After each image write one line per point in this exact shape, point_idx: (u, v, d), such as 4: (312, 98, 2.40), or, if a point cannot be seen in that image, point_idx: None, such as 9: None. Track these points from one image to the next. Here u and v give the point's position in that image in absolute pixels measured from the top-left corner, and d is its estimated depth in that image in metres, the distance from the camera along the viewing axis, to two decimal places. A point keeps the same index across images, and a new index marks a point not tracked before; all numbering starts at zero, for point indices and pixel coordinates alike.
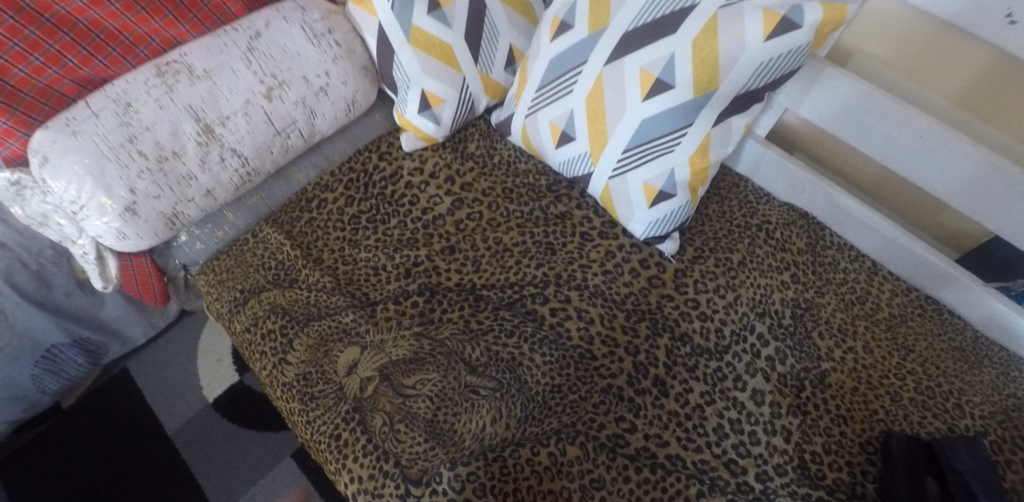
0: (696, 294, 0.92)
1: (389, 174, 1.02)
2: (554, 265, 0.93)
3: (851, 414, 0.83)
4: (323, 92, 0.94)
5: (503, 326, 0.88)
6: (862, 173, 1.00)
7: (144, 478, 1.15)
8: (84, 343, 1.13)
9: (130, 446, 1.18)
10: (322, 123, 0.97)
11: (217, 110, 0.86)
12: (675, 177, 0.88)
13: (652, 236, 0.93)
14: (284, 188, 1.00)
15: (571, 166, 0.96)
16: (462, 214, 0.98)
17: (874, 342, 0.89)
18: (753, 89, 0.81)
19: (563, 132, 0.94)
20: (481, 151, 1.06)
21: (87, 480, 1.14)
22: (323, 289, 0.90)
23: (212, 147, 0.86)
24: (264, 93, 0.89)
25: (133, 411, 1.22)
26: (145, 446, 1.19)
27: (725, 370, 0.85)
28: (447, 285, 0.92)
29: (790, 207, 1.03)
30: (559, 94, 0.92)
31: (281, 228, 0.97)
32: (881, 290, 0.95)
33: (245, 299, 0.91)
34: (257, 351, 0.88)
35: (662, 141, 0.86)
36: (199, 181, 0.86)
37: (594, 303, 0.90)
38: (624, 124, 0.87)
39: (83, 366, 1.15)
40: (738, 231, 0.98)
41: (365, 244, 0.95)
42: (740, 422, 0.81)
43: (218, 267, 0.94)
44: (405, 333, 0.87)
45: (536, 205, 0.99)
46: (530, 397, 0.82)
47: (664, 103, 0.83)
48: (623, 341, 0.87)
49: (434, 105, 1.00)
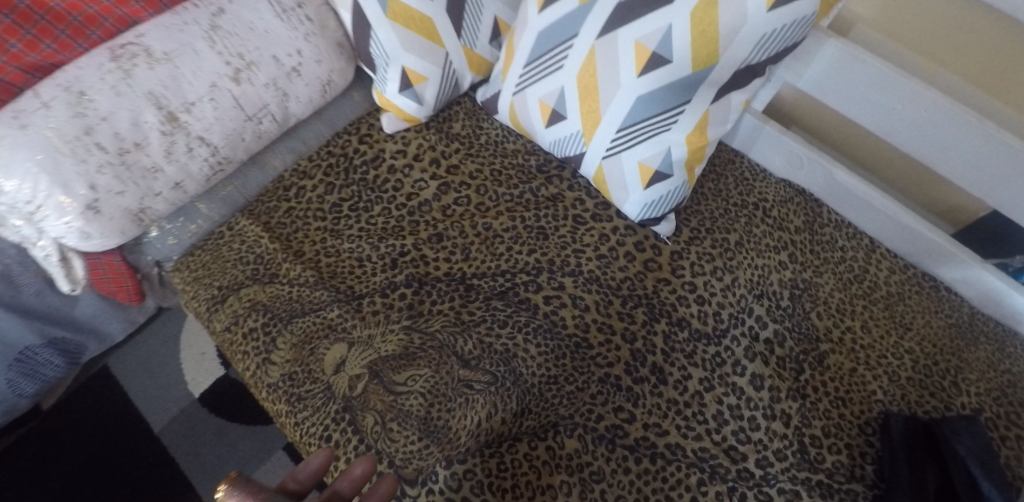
0: (693, 276, 0.89)
1: (371, 158, 0.97)
2: (547, 251, 0.90)
3: (850, 396, 0.82)
4: (295, 72, 0.87)
5: (496, 317, 0.84)
6: (861, 148, 0.98)
7: (132, 476, 1.15)
8: (60, 343, 1.09)
9: (119, 444, 1.17)
10: (297, 106, 0.90)
11: (180, 95, 0.79)
12: (671, 157, 0.84)
13: (647, 218, 0.90)
14: (260, 177, 0.95)
15: (562, 146, 0.92)
16: (449, 199, 0.94)
17: (873, 321, 0.88)
18: (754, 64, 0.77)
19: (553, 110, 0.89)
20: (466, 130, 1.00)
21: (74, 480, 1.14)
22: (306, 284, 0.86)
23: (177, 136, 0.80)
24: (232, 75, 0.82)
25: (119, 409, 1.21)
26: (136, 443, 1.18)
27: (724, 355, 0.83)
28: (436, 275, 0.88)
29: (786, 183, 1.00)
30: (548, 70, 0.87)
31: (258, 219, 0.92)
32: (880, 268, 0.93)
33: (223, 297, 0.86)
34: (239, 351, 0.84)
35: (658, 119, 0.82)
36: (165, 173, 0.81)
37: (589, 289, 0.87)
38: (618, 102, 0.82)
39: (60, 366, 1.13)
40: (734, 210, 0.96)
41: (348, 234, 0.90)
42: (739, 408, 0.80)
43: (193, 263, 0.90)
44: (394, 328, 0.83)
45: (526, 187, 0.95)
46: (526, 389, 0.80)
47: (660, 80, 0.78)
48: (620, 328, 0.84)
49: (416, 84, 0.94)
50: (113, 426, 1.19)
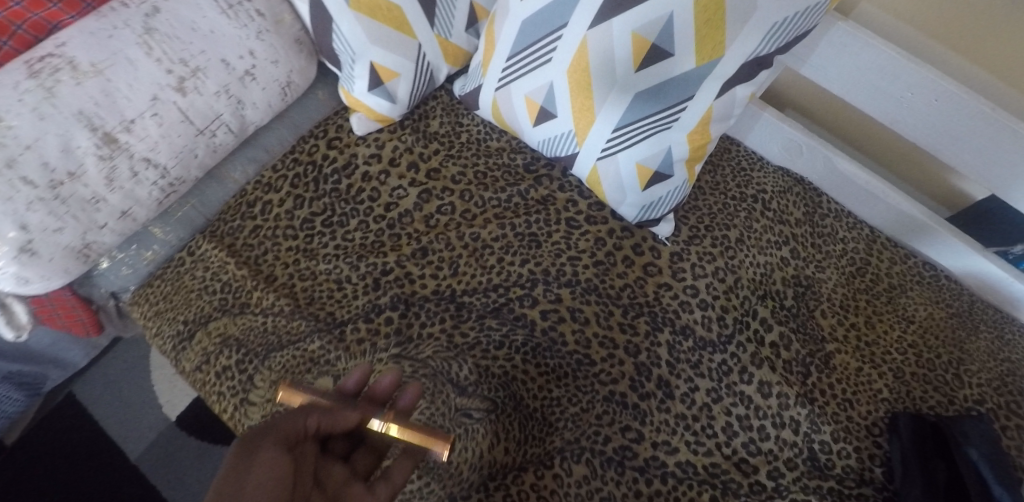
0: (694, 279, 0.84)
1: (342, 165, 0.88)
2: (541, 261, 0.84)
3: (856, 397, 0.80)
4: (249, 76, 0.77)
5: (491, 338, 0.79)
6: (859, 133, 0.94)
7: None
8: (17, 378, 1.02)
9: (97, 472, 1.14)
10: (254, 113, 0.80)
11: (117, 113, 0.69)
12: (672, 156, 0.78)
13: (645, 220, 0.84)
14: (219, 191, 0.86)
15: (552, 146, 0.84)
16: (432, 207, 0.86)
17: (876, 316, 0.87)
18: (762, 56, 0.70)
19: (542, 108, 0.81)
20: (445, 128, 0.92)
21: None
22: (281, 314, 0.79)
23: (117, 160, 0.70)
24: (176, 85, 0.72)
25: (94, 434, 1.18)
26: (113, 469, 1.15)
27: (730, 363, 0.80)
28: (424, 294, 0.81)
29: (784, 172, 0.96)
30: (535, 63, 0.78)
31: (222, 241, 0.84)
32: (881, 260, 0.91)
33: (190, 333, 0.80)
34: (215, 392, 0.78)
35: (658, 117, 0.75)
36: (109, 202, 0.71)
37: (587, 300, 0.82)
38: (614, 100, 0.75)
39: (22, 399, 1.07)
40: (732, 203, 0.91)
41: (323, 254, 0.83)
42: (748, 418, 0.77)
43: (152, 295, 0.83)
44: (382, 357, 0.77)
45: (514, 190, 0.88)
46: (528, 415, 0.76)
47: (660, 76, 0.72)
48: (622, 341, 0.80)
49: (387, 81, 0.84)
50: (88, 454, 1.16)
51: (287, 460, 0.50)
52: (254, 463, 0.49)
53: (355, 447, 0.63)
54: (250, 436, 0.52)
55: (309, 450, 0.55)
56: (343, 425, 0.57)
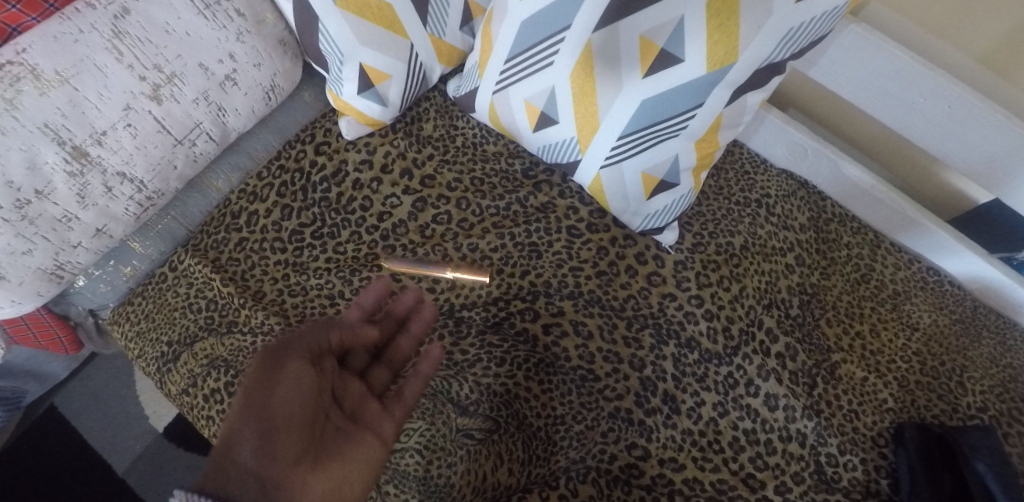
0: (699, 288, 0.82)
1: (331, 172, 0.84)
2: (542, 271, 0.80)
3: (862, 408, 0.79)
4: (230, 81, 0.73)
5: (493, 355, 0.76)
6: (865, 136, 0.93)
7: None
8: None
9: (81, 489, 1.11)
10: (236, 120, 0.77)
11: (86, 125, 0.64)
12: (679, 164, 0.75)
13: (649, 228, 0.81)
14: (201, 201, 0.82)
15: (552, 153, 0.80)
16: (427, 216, 0.82)
17: (880, 324, 0.86)
18: (777, 63, 0.67)
19: (543, 113, 0.76)
20: (439, 132, 0.88)
21: None
22: (271, 332, 0.74)
23: (88, 176, 0.66)
24: (150, 93, 0.67)
25: (77, 448, 1.13)
26: (98, 485, 1.11)
27: (736, 376, 0.78)
28: None
29: (788, 175, 0.96)
30: (535, 67, 0.74)
31: (206, 256, 0.80)
32: (885, 265, 0.91)
33: (175, 354, 0.76)
34: (202, 416, 0.74)
35: (667, 125, 0.70)
36: (81, 220, 0.67)
37: (591, 313, 0.79)
38: (620, 105, 0.70)
39: (1, 415, 1.02)
40: (736, 208, 0.90)
41: (314, 268, 0.79)
42: (754, 431, 0.76)
43: (133, 314, 0.79)
44: None
45: (513, 197, 0.84)
46: (532, 434, 0.74)
47: (670, 83, 0.67)
48: (628, 355, 0.77)
49: (377, 83, 0.80)
50: (71, 470, 1.12)
51: (309, 370, 0.56)
52: (280, 378, 0.54)
53: (372, 364, 0.68)
54: (274, 348, 0.57)
55: (329, 360, 0.61)
56: (363, 337, 0.65)
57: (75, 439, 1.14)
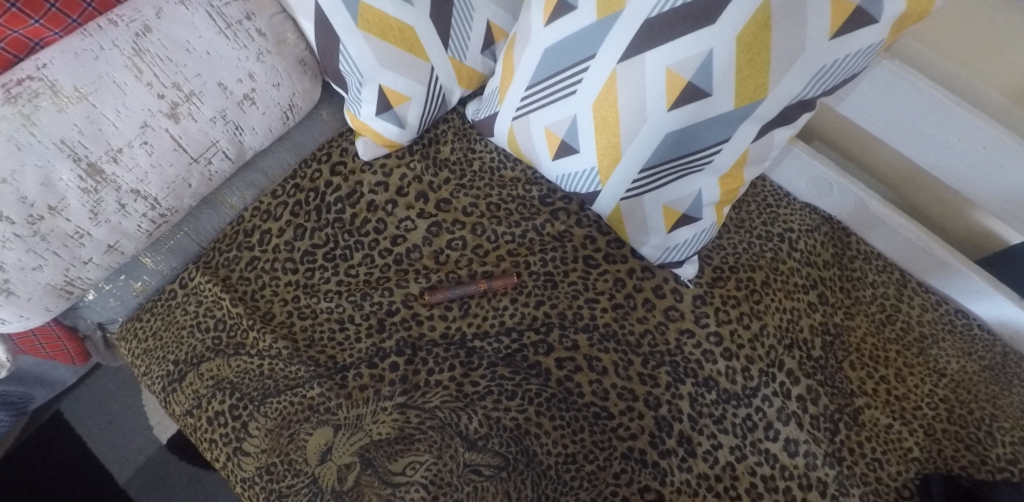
0: (718, 325, 0.79)
1: (346, 193, 0.82)
2: (557, 302, 0.79)
3: (886, 457, 0.76)
4: (248, 100, 0.72)
5: (503, 388, 0.74)
6: (894, 173, 0.90)
7: None
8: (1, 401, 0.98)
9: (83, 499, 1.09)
10: (253, 139, 0.76)
11: (102, 142, 0.63)
12: (702, 198, 0.72)
13: (668, 261, 0.78)
14: (215, 218, 0.82)
15: (571, 182, 0.78)
16: (442, 241, 0.81)
17: (907, 369, 0.83)
18: (808, 99, 0.65)
19: (563, 141, 0.74)
20: (456, 155, 0.87)
21: None
22: (278, 357, 0.74)
23: (102, 193, 0.65)
24: (168, 111, 0.66)
25: (81, 455, 1.13)
26: (100, 496, 1.10)
27: (755, 418, 0.75)
28: (432, 337, 0.76)
29: (812, 209, 0.94)
30: (557, 94, 0.72)
31: (216, 274, 0.79)
32: (912, 306, 0.89)
33: (181, 374, 0.75)
34: (207, 439, 0.72)
35: (692, 158, 0.68)
36: (93, 237, 0.66)
37: (606, 348, 0.77)
38: (643, 138, 0.67)
39: (7, 420, 1.02)
40: (757, 243, 0.87)
41: (325, 291, 0.78)
42: (773, 478, 0.73)
43: (141, 331, 0.78)
44: (387, 407, 0.72)
45: (529, 224, 0.82)
46: (542, 473, 0.71)
47: (696, 117, 0.64)
48: (643, 393, 0.75)
49: (396, 105, 0.79)
50: (74, 478, 1.11)
51: None
52: None
53: None
54: None
55: None
56: None
57: (79, 447, 1.13)
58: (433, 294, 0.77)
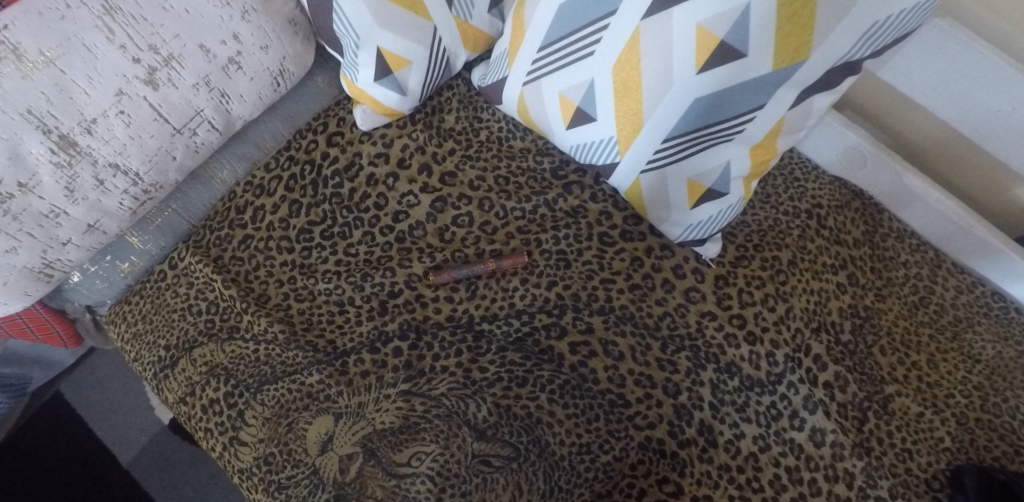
0: (741, 308, 0.74)
1: (344, 166, 0.77)
2: (570, 283, 0.73)
3: (917, 447, 0.72)
4: (234, 65, 0.67)
5: (513, 375, 0.70)
6: (930, 144, 0.84)
7: None
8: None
9: (87, 479, 1.08)
10: (241, 107, 0.71)
11: (74, 112, 0.57)
12: (730, 171, 0.66)
13: (689, 240, 0.73)
14: (205, 193, 0.77)
15: (586, 153, 0.72)
16: (447, 218, 0.76)
17: (940, 354, 0.79)
18: (853, 62, 0.58)
19: (578, 109, 0.68)
20: (462, 124, 0.81)
21: None
22: (275, 342, 0.70)
23: (77, 168, 0.60)
24: (145, 77, 0.60)
25: (84, 435, 1.11)
26: (105, 476, 1.08)
27: (779, 407, 0.71)
28: (437, 320, 0.72)
29: (842, 183, 0.88)
30: (573, 56, 0.65)
31: (208, 254, 0.74)
32: (946, 288, 0.83)
33: (173, 359, 0.71)
34: (202, 428, 0.69)
35: (721, 128, 0.62)
36: (71, 215, 0.62)
37: (622, 331, 0.72)
38: (668, 105, 0.61)
39: (6, 402, 0.99)
40: (784, 219, 0.82)
41: (323, 271, 0.73)
42: (798, 469, 0.69)
43: (130, 314, 0.74)
44: (390, 394, 0.68)
45: (540, 199, 0.77)
46: (555, 463, 0.67)
47: (727, 81, 0.58)
48: (661, 380, 0.71)
49: (396, 70, 0.72)
50: (77, 458, 1.09)
51: None
52: None
53: None
54: None
55: None
56: None
57: (82, 427, 1.11)
58: (438, 274, 0.72)
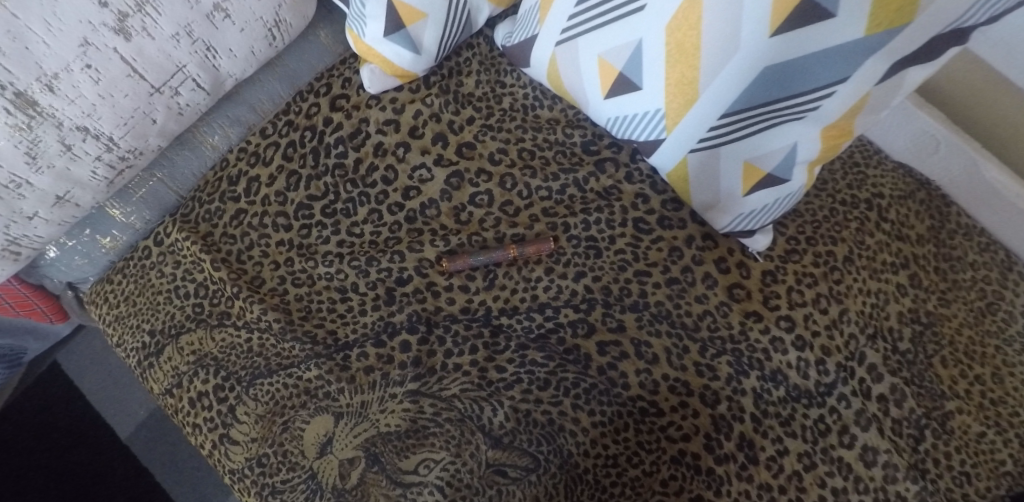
0: (790, 309, 0.65)
1: (348, 133, 0.69)
2: (600, 275, 0.65)
3: (976, 470, 0.65)
4: (220, 12, 0.57)
5: (535, 377, 0.62)
6: (1009, 131, 0.73)
7: (103, 488, 1.02)
8: None
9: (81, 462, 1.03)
10: (231, 63, 0.62)
11: (31, 66, 0.48)
12: (795, 155, 0.56)
13: (737, 230, 0.64)
14: (194, 161, 0.69)
15: (624, 127, 0.63)
16: (464, 196, 0.67)
17: (1006, 368, 0.71)
18: (961, 28, 0.47)
19: (620, 75, 0.58)
20: (482, 90, 0.71)
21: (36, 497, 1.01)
22: (269, 332, 0.63)
23: (38, 131, 0.51)
24: (115, 25, 0.51)
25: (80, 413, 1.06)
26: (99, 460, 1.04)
27: (828, 421, 0.63)
28: (451, 312, 0.64)
29: (906, 170, 0.79)
30: (620, 11, 0.56)
31: (196, 230, 0.67)
32: (1017, 293, 0.74)
33: (159, 347, 0.64)
34: (190, 424, 0.63)
35: (792, 103, 0.52)
36: (35, 186, 0.54)
37: (657, 331, 0.64)
38: (731, 74, 0.51)
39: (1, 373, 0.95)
40: (841, 209, 0.72)
41: (323, 253, 0.65)
42: (846, 492, 0.61)
43: (112, 295, 0.67)
44: (397, 394, 0.61)
45: (569, 177, 0.68)
46: (577, 477, 0.61)
47: (806, 47, 0.48)
48: (699, 387, 0.63)
49: (409, 24, 0.64)
50: (71, 440, 1.04)
51: None
52: None
53: None
54: None
55: None
56: None
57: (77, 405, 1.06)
58: (453, 260, 0.64)
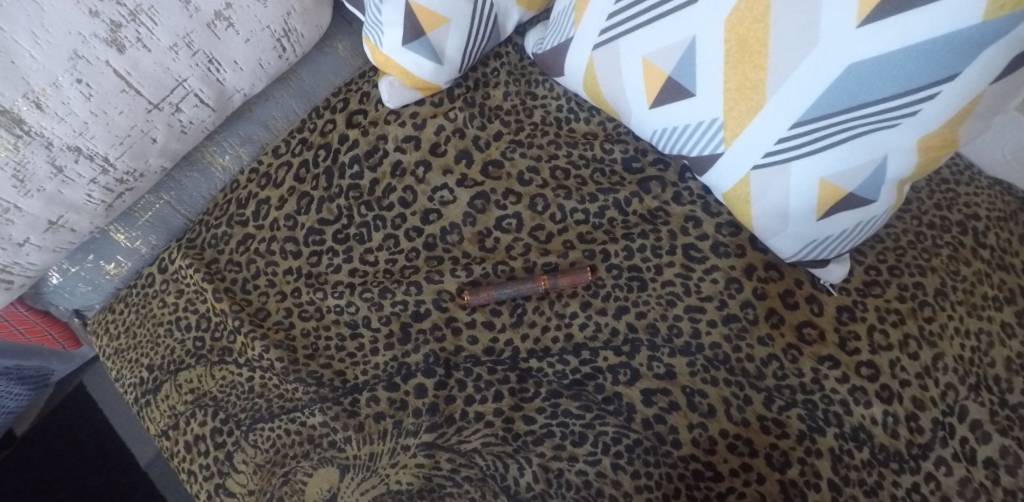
0: (872, 353, 0.54)
1: (364, 151, 0.63)
2: (645, 311, 0.57)
3: None
4: (223, 21, 0.53)
5: (568, 431, 0.53)
6: None
7: None
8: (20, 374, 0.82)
9: None
10: (236, 77, 0.57)
11: (18, 82, 0.44)
12: (884, 170, 0.46)
13: (808, 259, 0.54)
14: (203, 183, 0.64)
15: (672, 140, 0.55)
16: (490, 219, 0.60)
17: None
18: None
19: (669, 80, 0.50)
20: (512, 102, 0.65)
21: None
22: (272, 371, 0.57)
23: (26, 152, 0.47)
24: (107, 36, 0.47)
25: (93, 445, 0.94)
26: None
27: (924, 491, 0.51)
28: (472, 352, 0.57)
29: (1006, 188, 0.67)
30: (671, 4, 0.48)
31: (202, 256, 0.62)
32: None
33: (157, 384, 0.59)
34: (185, 471, 0.56)
35: (884, 109, 0.42)
36: (24, 210, 0.50)
37: (713, 379, 0.54)
38: (808, 72, 0.42)
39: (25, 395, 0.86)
40: (930, 233, 0.61)
41: (334, 284, 0.59)
42: None
43: (113, 326, 0.63)
44: (410, 446, 0.53)
45: (609, 198, 0.60)
46: None
47: (905, 38, 0.38)
48: (764, 447, 0.52)
49: (430, 30, 0.58)
50: (66, 481, 0.91)
51: None
52: None
53: None
54: None
55: None
56: None
57: (85, 440, 0.94)
58: (475, 293, 0.57)
